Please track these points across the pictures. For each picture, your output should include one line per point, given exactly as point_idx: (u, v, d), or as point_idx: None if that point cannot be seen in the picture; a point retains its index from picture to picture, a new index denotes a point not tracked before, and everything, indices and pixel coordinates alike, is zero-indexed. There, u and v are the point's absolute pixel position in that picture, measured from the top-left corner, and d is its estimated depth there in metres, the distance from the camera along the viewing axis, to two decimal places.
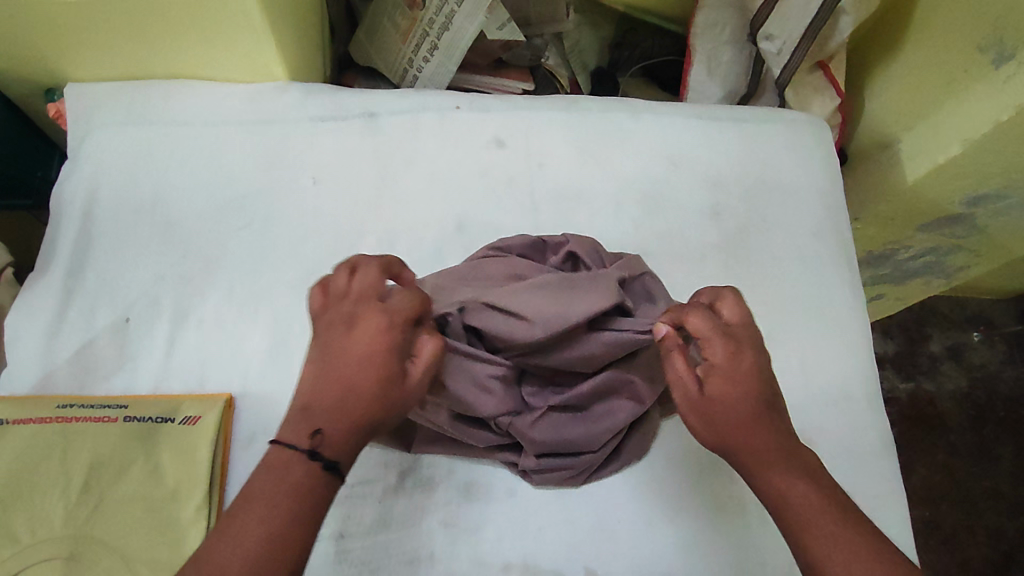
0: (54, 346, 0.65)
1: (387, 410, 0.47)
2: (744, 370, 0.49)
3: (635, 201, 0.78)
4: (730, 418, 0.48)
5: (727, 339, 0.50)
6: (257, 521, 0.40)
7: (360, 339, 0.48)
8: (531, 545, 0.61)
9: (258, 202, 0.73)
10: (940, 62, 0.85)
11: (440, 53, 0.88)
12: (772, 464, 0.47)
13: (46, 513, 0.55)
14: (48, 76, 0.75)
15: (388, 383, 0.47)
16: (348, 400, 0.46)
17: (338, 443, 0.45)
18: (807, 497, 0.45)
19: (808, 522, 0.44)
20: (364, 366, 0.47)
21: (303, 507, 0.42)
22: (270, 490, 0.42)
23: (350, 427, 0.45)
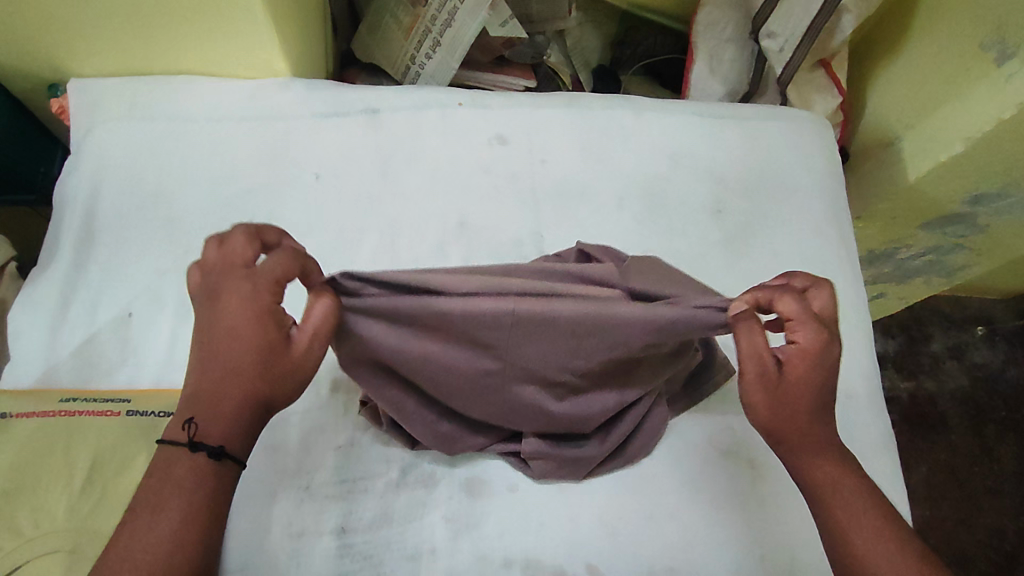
0: (58, 340, 0.65)
1: (272, 385, 0.47)
2: (825, 359, 0.50)
3: (637, 198, 0.78)
4: (793, 405, 0.50)
5: (821, 327, 0.49)
6: (149, 524, 0.44)
7: (230, 318, 0.47)
8: (533, 541, 0.61)
9: (261, 198, 0.73)
10: (940, 60, 0.86)
11: (442, 50, 0.88)
12: (820, 452, 0.50)
13: (48, 506, 0.55)
14: (51, 71, 0.75)
15: (267, 359, 0.47)
16: (229, 382, 0.47)
17: (218, 428, 0.47)
18: (846, 482, 0.50)
19: (845, 505, 0.49)
20: (230, 345, 0.47)
21: (196, 499, 0.46)
22: (168, 487, 0.46)
23: (234, 408, 0.47)
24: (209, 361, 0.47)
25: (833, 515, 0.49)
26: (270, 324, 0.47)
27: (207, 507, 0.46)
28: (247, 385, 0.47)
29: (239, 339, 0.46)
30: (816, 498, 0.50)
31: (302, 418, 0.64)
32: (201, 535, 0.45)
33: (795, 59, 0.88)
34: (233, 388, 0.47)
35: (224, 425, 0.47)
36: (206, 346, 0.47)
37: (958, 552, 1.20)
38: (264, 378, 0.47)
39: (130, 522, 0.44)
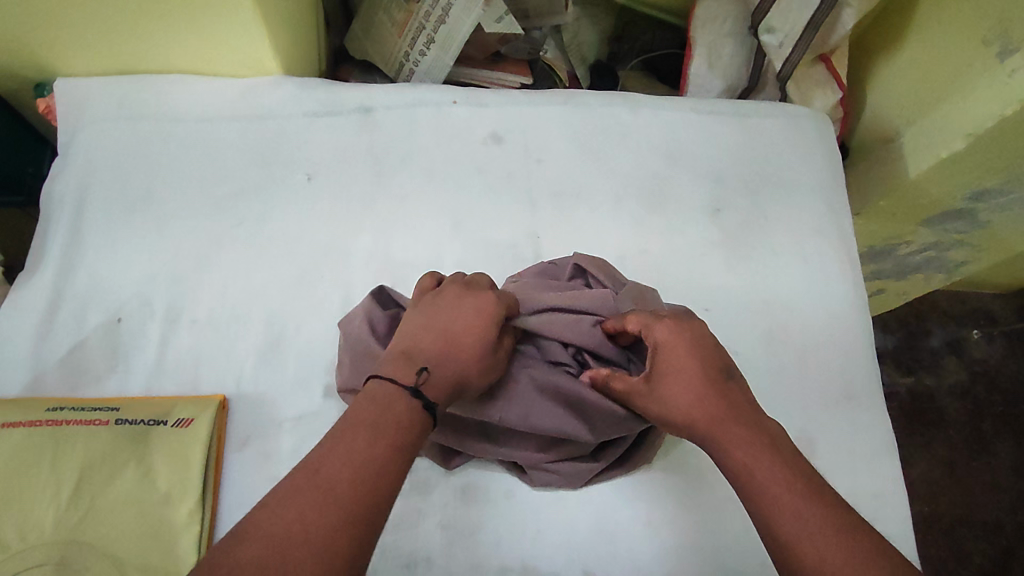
0: (45, 346, 0.64)
1: (475, 373, 0.53)
2: (684, 345, 0.53)
3: (635, 197, 0.77)
4: (684, 395, 0.51)
5: (668, 321, 0.55)
6: (365, 444, 0.44)
7: (464, 309, 0.54)
8: (530, 547, 0.61)
9: (252, 199, 0.71)
10: (943, 54, 0.84)
11: (437, 46, 0.87)
12: (731, 434, 0.49)
13: (35, 517, 0.54)
14: (36, 70, 0.73)
15: (485, 352, 0.53)
16: (449, 356, 0.52)
17: (434, 390, 0.50)
18: (759, 459, 0.47)
19: (758, 485, 0.46)
20: (471, 330, 0.53)
21: (407, 438, 0.47)
22: (387, 416, 0.47)
23: (447, 377, 0.51)
24: (443, 336, 0.53)
25: (752, 500, 0.46)
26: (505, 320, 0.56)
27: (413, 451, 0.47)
28: (462, 368, 0.52)
29: (476, 329, 0.53)
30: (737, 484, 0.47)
31: (294, 425, 0.62)
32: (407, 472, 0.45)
33: (795, 54, 0.86)
34: (462, 364, 0.52)
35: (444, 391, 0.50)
36: (446, 324, 0.53)
37: (956, 547, 1.20)
38: (483, 365, 0.53)
39: (348, 437, 0.45)
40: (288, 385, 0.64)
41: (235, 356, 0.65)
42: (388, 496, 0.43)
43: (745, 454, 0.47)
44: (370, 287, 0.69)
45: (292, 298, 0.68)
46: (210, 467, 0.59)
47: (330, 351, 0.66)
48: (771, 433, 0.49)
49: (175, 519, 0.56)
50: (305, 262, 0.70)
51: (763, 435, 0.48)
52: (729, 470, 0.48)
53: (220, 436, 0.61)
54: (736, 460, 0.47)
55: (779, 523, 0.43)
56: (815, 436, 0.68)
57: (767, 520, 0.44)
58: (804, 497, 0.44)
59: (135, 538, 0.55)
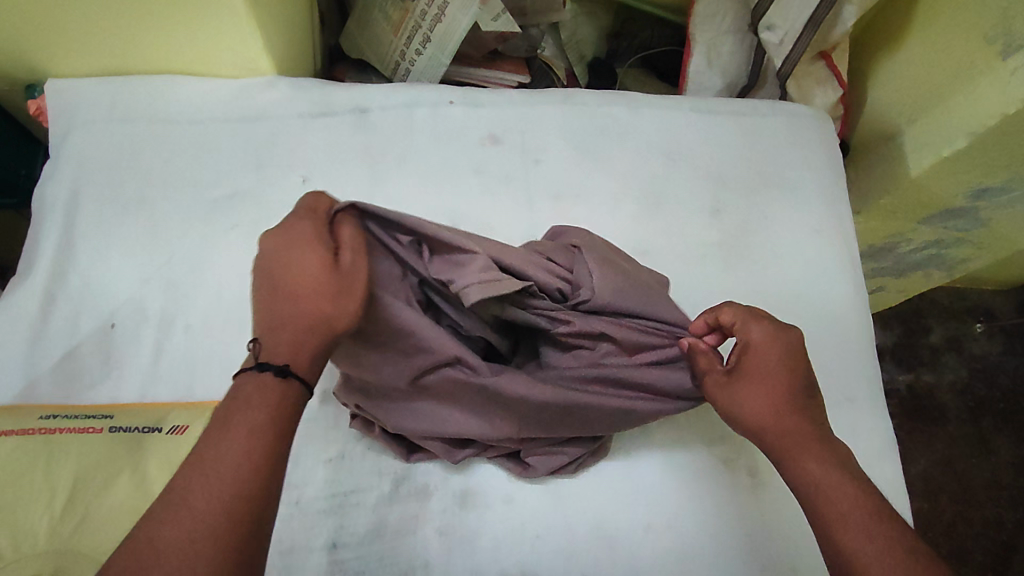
0: (38, 352, 0.63)
1: (332, 307, 0.45)
2: (775, 350, 0.53)
3: (634, 198, 0.76)
4: (761, 400, 0.51)
5: (765, 323, 0.54)
6: (222, 443, 0.38)
7: (289, 251, 0.45)
8: (529, 553, 0.60)
9: (246, 201, 0.71)
10: (943, 51, 0.83)
11: (433, 46, 0.85)
12: (802, 447, 0.49)
13: (30, 526, 0.53)
14: (27, 72, 0.72)
15: (329, 282, 0.45)
16: (289, 309, 0.44)
17: (283, 351, 0.43)
18: (828, 474, 0.47)
19: (823, 496, 0.46)
20: (292, 271, 0.45)
21: (268, 419, 0.40)
22: (241, 409, 0.40)
23: (295, 332, 0.43)
24: (267, 294, 0.45)
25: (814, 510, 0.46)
26: (320, 244, 0.46)
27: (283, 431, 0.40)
28: (303, 315, 0.44)
29: (311, 269, 0.45)
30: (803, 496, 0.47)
31: None
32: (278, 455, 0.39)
33: (795, 52, 0.85)
34: (295, 309, 0.44)
35: (288, 345, 0.43)
36: (263, 280, 0.45)
37: (956, 544, 1.20)
38: (324, 297, 0.45)
39: (199, 443, 0.38)
40: None
41: (229, 362, 0.64)
42: (256, 490, 0.37)
43: (814, 468, 0.47)
44: None
45: None
46: None
47: None
48: (842, 452, 0.49)
49: None
50: None
51: (835, 455, 0.48)
52: (796, 479, 0.48)
53: None
54: (805, 474, 0.48)
55: (843, 536, 0.44)
56: None
57: (832, 533, 0.44)
58: (874, 518, 0.44)
59: None
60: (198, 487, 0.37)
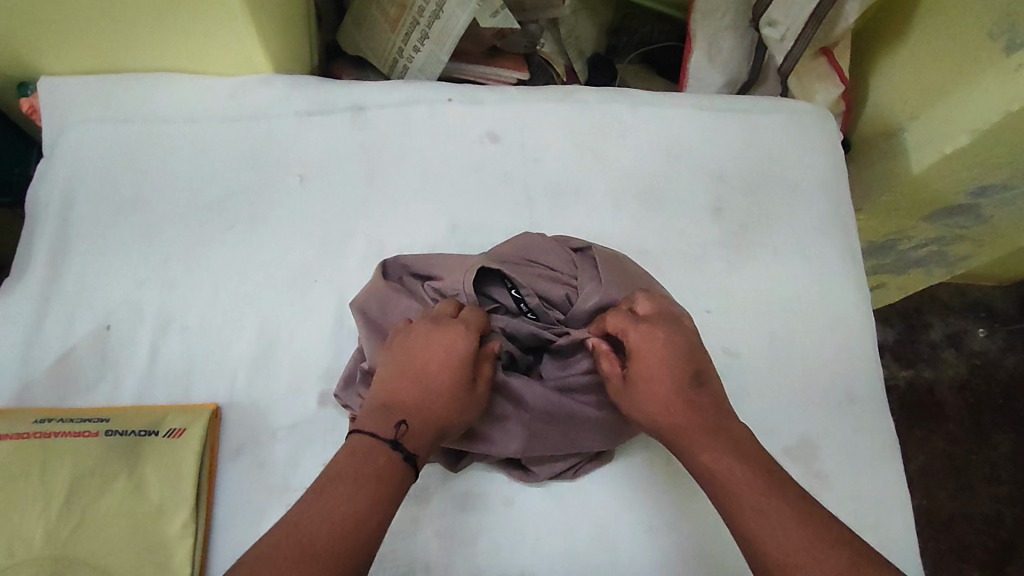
0: (33, 354, 0.63)
1: (457, 414, 0.53)
2: (659, 348, 0.54)
3: (634, 196, 0.76)
4: (657, 401, 0.52)
5: (642, 324, 0.55)
6: (344, 497, 0.46)
7: (438, 350, 0.54)
8: (529, 556, 0.60)
9: (242, 201, 0.70)
10: (947, 48, 0.83)
11: (431, 42, 0.84)
12: (697, 439, 0.50)
13: (25, 532, 0.53)
14: (19, 69, 0.71)
15: (459, 391, 0.53)
16: (426, 401, 0.52)
17: (413, 440, 0.51)
18: (721, 463, 0.49)
19: (721, 487, 0.48)
20: (434, 374, 0.53)
21: (384, 489, 0.48)
22: (361, 469, 0.48)
23: (426, 424, 0.52)
24: (413, 383, 0.53)
25: (716, 499, 0.48)
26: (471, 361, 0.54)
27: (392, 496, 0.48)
28: (438, 418, 0.52)
29: (448, 372, 0.53)
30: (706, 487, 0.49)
31: (289, 433, 0.61)
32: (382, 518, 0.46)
33: (796, 48, 0.85)
34: (428, 403, 0.52)
35: (419, 440, 0.51)
36: (411, 368, 0.54)
37: (954, 540, 1.20)
38: (457, 408, 0.53)
39: (329, 489, 0.46)
40: (281, 393, 0.63)
41: (227, 364, 0.64)
42: (364, 548, 0.44)
43: (709, 458, 0.49)
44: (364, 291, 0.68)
45: (284, 303, 0.67)
46: (203, 478, 0.58)
47: (324, 357, 0.65)
48: (733, 433, 0.51)
49: (169, 531, 0.56)
50: (297, 265, 0.68)
51: (726, 439, 0.50)
52: (698, 472, 0.50)
53: (213, 445, 0.60)
54: (704, 465, 0.49)
55: (739, 524, 0.46)
56: (816, 439, 0.68)
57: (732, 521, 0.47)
58: (766, 497, 0.46)
59: (129, 551, 0.54)
60: (320, 529, 0.44)
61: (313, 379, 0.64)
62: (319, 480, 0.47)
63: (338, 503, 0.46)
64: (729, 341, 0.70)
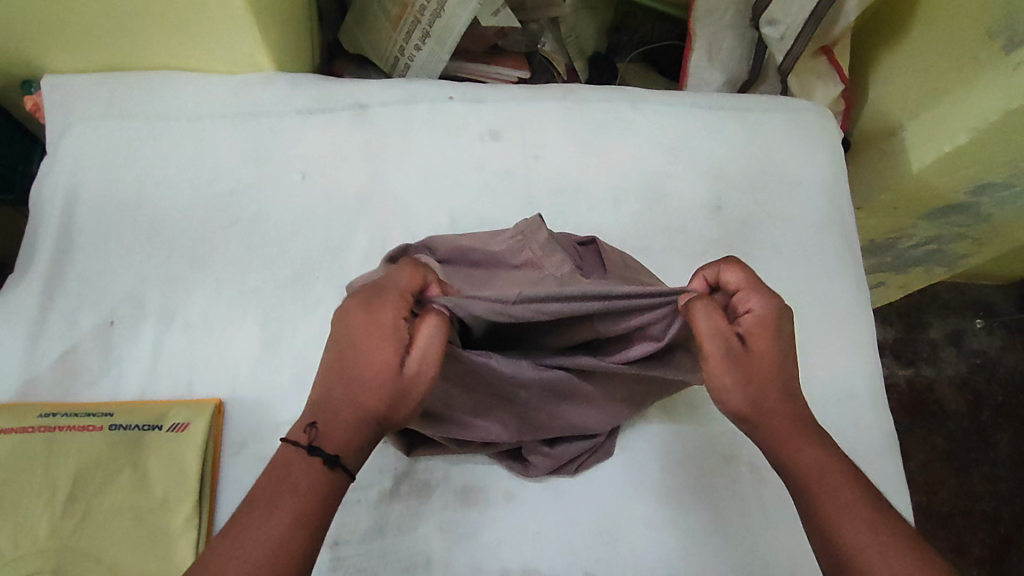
0: (36, 350, 0.63)
1: (388, 401, 0.44)
2: (779, 327, 0.50)
3: (634, 194, 0.76)
4: (762, 384, 0.48)
5: (768, 294, 0.50)
6: (261, 521, 0.40)
7: (353, 330, 0.45)
8: (530, 550, 0.60)
9: (245, 198, 0.70)
10: (948, 47, 0.83)
11: (432, 41, 0.85)
12: (799, 438, 0.47)
13: (30, 524, 0.54)
14: (23, 67, 0.72)
15: (383, 372, 0.44)
16: (346, 392, 0.44)
17: (334, 442, 0.44)
18: (823, 468, 0.46)
19: (821, 488, 0.45)
20: (353, 358, 0.45)
21: (309, 504, 0.42)
22: (281, 490, 0.42)
23: (351, 419, 0.44)
24: (333, 373, 0.45)
25: (810, 499, 0.45)
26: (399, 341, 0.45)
27: (321, 517, 0.42)
28: (365, 412, 0.44)
29: (367, 353, 0.45)
30: (798, 487, 0.46)
31: (291, 428, 0.62)
32: (311, 535, 0.41)
33: (795, 48, 0.85)
34: (349, 394, 0.44)
35: (340, 441, 0.44)
36: (330, 357, 0.46)
37: (955, 539, 1.20)
38: (385, 397, 0.44)
39: (243, 515, 0.40)
40: (284, 389, 0.63)
41: (229, 359, 0.64)
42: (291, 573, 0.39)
43: (812, 459, 0.46)
44: None
45: (287, 300, 0.67)
46: (206, 473, 0.59)
47: None
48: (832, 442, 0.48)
49: (172, 525, 0.56)
50: (299, 262, 0.69)
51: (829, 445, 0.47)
52: (794, 470, 0.47)
53: (216, 440, 0.60)
54: (804, 466, 0.46)
55: (845, 535, 0.43)
56: None
57: (832, 529, 0.43)
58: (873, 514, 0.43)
59: (132, 544, 0.55)
60: (236, 562, 0.39)
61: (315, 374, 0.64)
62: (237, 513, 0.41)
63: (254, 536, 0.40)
64: None
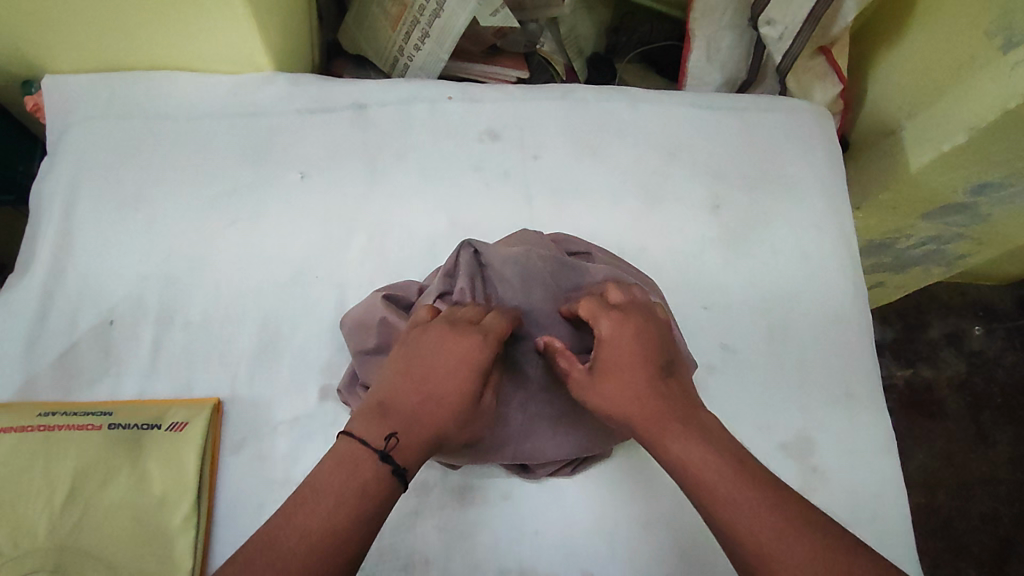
0: (36, 350, 0.63)
1: (461, 427, 0.51)
2: (625, 333, 0.53)
3: (632, 194, 0.76)
4: (627, 391, 0.51)
5: (613, 313, 0.54)
6: (325, 512, 0.43)
7: (449, 355, 0.51)
8: (528, 549, 0.60)
9: (244, 198, 0.70)
10: (945, 47, 0.83)
11: (431, 41, 0.85)
12: (668, 428, 0.49)
13: (29, 523, 0.54)
14: (24, 67, 0.72)
15: (467, 402, 0.51)
16: (425, 409, 0.50)
17: (403, 453, 0.48)
18: (694, 454, 0.47)
19: (695, 477, 0.46)
20: (439, 379, 0.50)
21: (368, 507, 0.44)
22: (341, 480, 0.45)
23: (423, 437, 0.49)
24: (414, 389, 0.50)
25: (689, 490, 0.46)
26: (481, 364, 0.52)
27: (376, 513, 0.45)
28: (438, 431, 0.50)
29: (456, 380, 0.50)
30: (679, 479, 0.47)
31: (290, 427, 0.62)
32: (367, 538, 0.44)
33: (795, 47, 0.85)
34: (429, 415, 0.49)
35: (411, 455, 0.48)
36: (415, 370, 0.51)
37: (953, 539, 1.20)
38: (459, 419, 0.51)
39: (308, 504, 0.43)
40: (282, 387, 0.64)
41: (229, 358, 0.64)
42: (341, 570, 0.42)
43: (681, 449, 0.47)
44: (364, 287, 0.69)
45: (286, 299, 0.67)
46: (206, 471, 0.59)
47: (325, 352, 0.65)
48: (702, 423, 0.49)
49: (171, 523, 0.56)
50: (298, 262, 0.69)
51: (698, 427, 0.49)
52: (669, 466, 0.48)
53: (216, 438, 0.61)
54: (677, 456, 0.47)
55: (721, 517, 0.44)
56: (813, 434, 0.68)
57: (711, 512, 0.45)
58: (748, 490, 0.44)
59: (131, 542, 0.55)
60: (295, 549, 0.41)
61: (314, 374, 0.64)
62: (298, 494, 0.44)
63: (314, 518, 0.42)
64: (727, 338, 0.71)
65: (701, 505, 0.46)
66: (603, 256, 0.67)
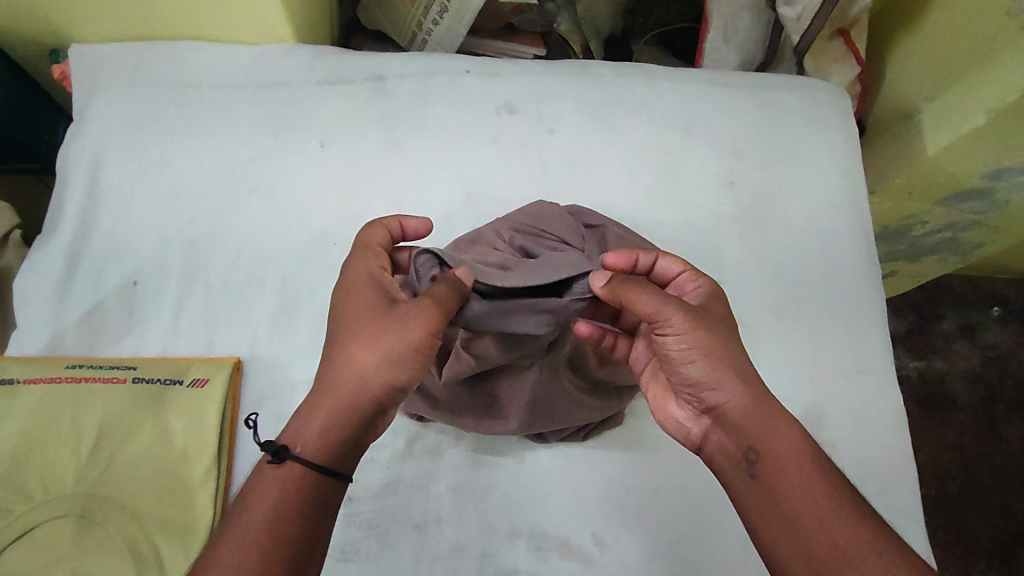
0: (64, 307, 0.65)
1: (379, 356, 0.47)
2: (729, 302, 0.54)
3: (648, 169, 0.77)
4: (731, 358, 0.50)
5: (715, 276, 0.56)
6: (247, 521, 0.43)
7: (354, 302, 0.50)
8: (538, 511, 0.61)
9: (264, 166, 0.72)
10: (966, 28, 0.81)
11: (450, 16, 0.86)
12: (773, 417, 0.48)
13: (59, 471, 0.56)
14: (53, 36, 0.73)
15: (378, 328, 0.48)
16: (338, 368, 0.48)
17: (295, 436, 0.46)
18: (803, 455, 0.46)
19: (801, 470, 0.46)
20: (348, 325, 0.49)
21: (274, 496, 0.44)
22: (253, 502, 0.44)
23: (337, 399, 0.47)
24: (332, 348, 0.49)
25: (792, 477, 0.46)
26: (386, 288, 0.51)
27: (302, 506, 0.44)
28: (347, 381, 0.47)
29: (362, 319, 0.49)
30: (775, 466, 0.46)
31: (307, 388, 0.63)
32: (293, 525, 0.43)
33: (813, 27, 0.84)
34: (346, 366, 0.47)
35: (301, 429, 0.46)
36: (335, 328, 0.50)
37: (963, 531, 1.20)
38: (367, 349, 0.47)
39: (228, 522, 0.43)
40: (301, 351, 0.65)
41: (248, 321, 0.66)
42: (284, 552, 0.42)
43: (786, 436, 0.47)
44: None
45: (305, 264, 0.68)
46: (225, 425, 0.60)
47: None
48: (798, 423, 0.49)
49: (191, 476, 0.58)
50: (317, 230, 0.70)
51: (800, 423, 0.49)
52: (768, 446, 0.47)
53: (234, 396, 0.62)
54: (779, 444, 0.47)
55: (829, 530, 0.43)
56: (823, 408, 0.69)
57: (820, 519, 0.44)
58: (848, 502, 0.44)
59: (153, 493, 0.57)
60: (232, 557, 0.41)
61: None
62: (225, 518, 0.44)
63: (228, 546, 0.42)
64: (739, 312, 0.72)
65: (807, 498, 0.45)
66: (615, 225, 0.67)
